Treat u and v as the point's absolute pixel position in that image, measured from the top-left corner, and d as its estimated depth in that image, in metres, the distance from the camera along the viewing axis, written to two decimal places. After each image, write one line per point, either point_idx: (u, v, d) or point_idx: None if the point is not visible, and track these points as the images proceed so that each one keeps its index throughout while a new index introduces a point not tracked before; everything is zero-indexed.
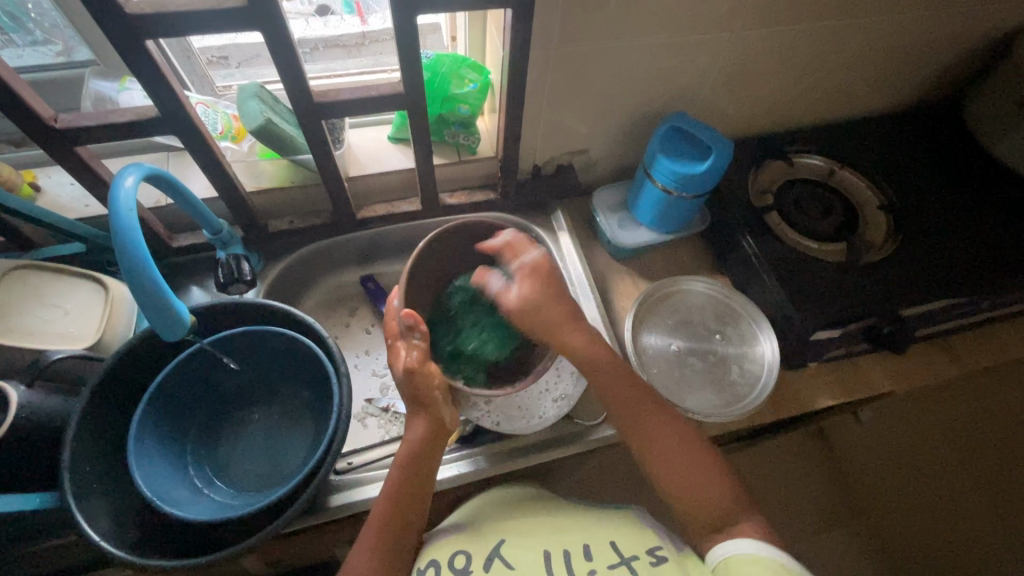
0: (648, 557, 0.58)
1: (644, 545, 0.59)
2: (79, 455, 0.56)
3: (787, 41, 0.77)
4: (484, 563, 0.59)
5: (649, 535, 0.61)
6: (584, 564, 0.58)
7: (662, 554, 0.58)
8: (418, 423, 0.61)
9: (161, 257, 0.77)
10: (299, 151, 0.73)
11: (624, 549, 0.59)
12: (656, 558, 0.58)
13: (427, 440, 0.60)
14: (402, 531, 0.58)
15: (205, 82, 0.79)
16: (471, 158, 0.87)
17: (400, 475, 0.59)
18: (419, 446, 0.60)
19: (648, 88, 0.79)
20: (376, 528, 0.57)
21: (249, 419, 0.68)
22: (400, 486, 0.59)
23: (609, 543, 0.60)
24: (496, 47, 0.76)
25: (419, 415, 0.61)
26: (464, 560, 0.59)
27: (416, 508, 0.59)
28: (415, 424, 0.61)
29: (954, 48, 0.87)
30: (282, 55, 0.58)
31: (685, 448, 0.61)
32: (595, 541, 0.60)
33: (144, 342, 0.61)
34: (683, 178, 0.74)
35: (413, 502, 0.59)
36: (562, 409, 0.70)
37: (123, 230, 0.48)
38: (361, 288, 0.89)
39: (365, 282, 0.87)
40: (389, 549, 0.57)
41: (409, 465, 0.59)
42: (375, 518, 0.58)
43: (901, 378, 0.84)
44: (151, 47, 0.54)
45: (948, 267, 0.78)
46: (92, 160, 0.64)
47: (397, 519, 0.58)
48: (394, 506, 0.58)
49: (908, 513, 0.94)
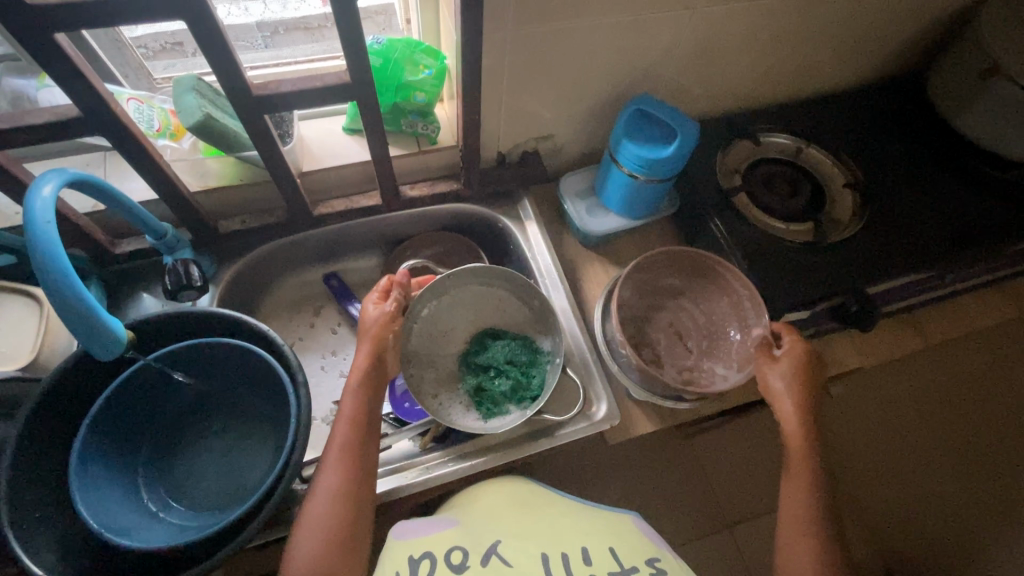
0: (648, 568, 0.53)
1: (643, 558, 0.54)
2: (15, 484, 0.52)
3: (751, 18, 0.75)
4: (479, 558, 0.54)
5: (649, 547, 0.56)
6: (583, 566, 0.53)
7: (661, 566, 0.54)
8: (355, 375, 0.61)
9: (104, 264, 0.73)
10: (243, 146, 0.69)
11: (623, 559, 0.55)
12: (656, 569, 0.53)
13: (370, 371, 0.61)
14: (364, 454, 0.58)
15: (142, 77, 0.74)
16: (431, 147, 0.83)
17: (352, 406, 0.60)
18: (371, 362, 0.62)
19: (610, 70, 0.76)
20: (340, 453, 0.57)
21: (204, 435, 0.65)
22: (355, 413, 0.59)
23: (609, 551, 0.56)
24: (451, 30, 0.72)
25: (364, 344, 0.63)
26: (460, 555, 0.55)
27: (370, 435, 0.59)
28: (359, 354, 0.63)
29: (918, 22, 0.87)
30: (213, 46, 0.53)
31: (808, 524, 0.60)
32: (593, 546, 0.56)
33: (82, 360, 0.58)
34: (648, 163, 0.72)
35: (367, 428, 0.59)
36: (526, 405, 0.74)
37: (39, 243, 0.44)
38: (325, 287, 0.86)
39: (327, 280, 0.85)
40: (357, 469, 0.57)
41: (362, 393, 0.60)
42: (336, 445, 0.58)
43: (869, 355, 0.85)
44: (64, 41, 0.49)
45: (913, 245, 0.78)
46: (11, 164, 0.59)
47: (356, 443, 0.58)
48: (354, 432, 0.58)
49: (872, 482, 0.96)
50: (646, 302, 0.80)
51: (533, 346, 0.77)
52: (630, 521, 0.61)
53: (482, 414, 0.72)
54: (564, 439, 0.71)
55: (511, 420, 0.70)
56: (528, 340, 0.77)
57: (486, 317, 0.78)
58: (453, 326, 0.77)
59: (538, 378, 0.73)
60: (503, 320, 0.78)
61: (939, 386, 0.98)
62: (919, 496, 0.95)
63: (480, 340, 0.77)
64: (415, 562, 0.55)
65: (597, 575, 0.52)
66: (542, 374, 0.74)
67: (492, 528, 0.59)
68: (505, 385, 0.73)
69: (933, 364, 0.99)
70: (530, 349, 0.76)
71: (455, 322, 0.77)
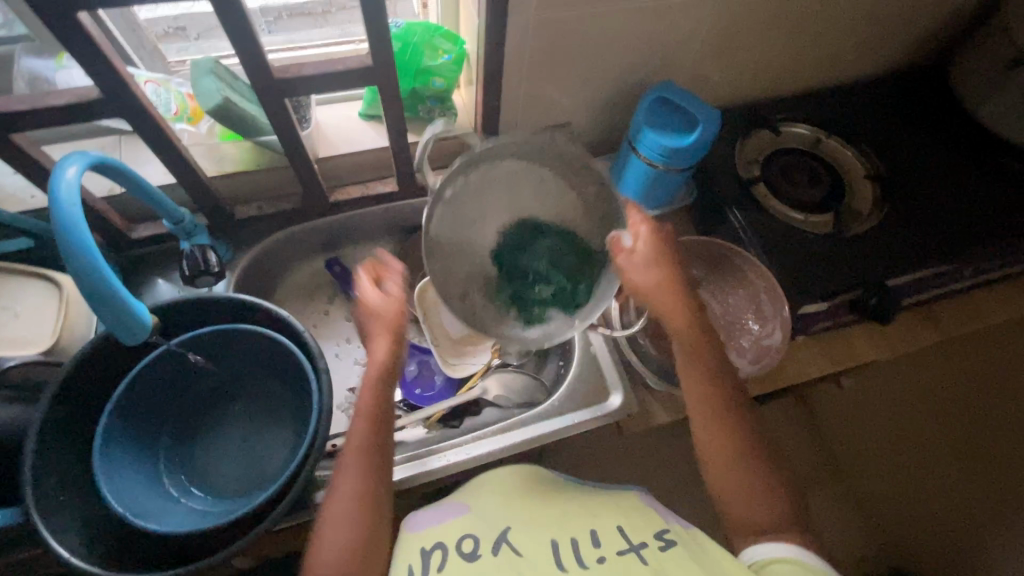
0: (656, 542, 0.52)
1: (651, 532, 0.54)
2: (40, 467, 0.52)
3: (776, 5, 0.73)
4: (490, 546, 0.54)
5: (655, 521, 0.56)
6: (592, 549, 0.52)
7: (670, 538, 0.53)
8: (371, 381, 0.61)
9: (120, 249, 0.72)
10: (262, 132, 0.69)
11: (632, 535, 0.54)
12: (665, 542, 0.52)
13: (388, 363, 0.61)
14: (381, 456, 0.57)
15: (155, 59, 0.72)
16: (448, 134, 0.82)
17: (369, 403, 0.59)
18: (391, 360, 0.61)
19: (632, 57, 0.75)
20: (359, 455, 0.56)
21: (224, 421, 0.65)
22: (374, 411, 0.59)
23: (616, 529, 0.55)
24: (471, 15, 0.71)
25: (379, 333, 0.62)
26: (472, 544, 0.55)
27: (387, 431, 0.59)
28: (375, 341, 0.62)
29: (942, 11, 0.85)
30: (236, 27, 0.52)
31: (727, 431, 0.58)
32: (601, 526, 0.55)
33: (103, 344, 0.57)
34: (669, 151, 0.71)
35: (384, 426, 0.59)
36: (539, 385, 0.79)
37: (64, 225, 0.44)
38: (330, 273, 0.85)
39: (332, 265, 0.83)
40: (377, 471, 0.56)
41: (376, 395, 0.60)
42: (353, 448, 0.56)
43: (886, 348, 0.84)
44: (86, 20, 0.49)
45: (934, 237, 0.77)
46: (30, 147, 0.58)
47: (373, 444, 0.57)
48: (372, 433, 0.58)
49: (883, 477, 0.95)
50: None
51: (579, 246, 0.61)
52: (638, 498, 0.60)
53: (519, 320, 0.62)
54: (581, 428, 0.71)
55: (551, 331, 0.62)
56: (574, 237, 0.61)
57: (526, 204, 0.61)
58: (484, 214, 0.60)
59: (585, 285, 0.61)
60: (542, 205, 0.61)
61: (958, 383, 0.96)
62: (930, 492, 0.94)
63: (517, 234, 0.61)
64: (428, 552, 0.55)
65: (607, 557, 0.51)
66: (590, 281, 0.61)
67: (504, 514, 0.58)
68: (546, 291, 0.62)
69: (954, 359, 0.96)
70: (575, 246, 0.61)
71: (487, 210, 0.60)
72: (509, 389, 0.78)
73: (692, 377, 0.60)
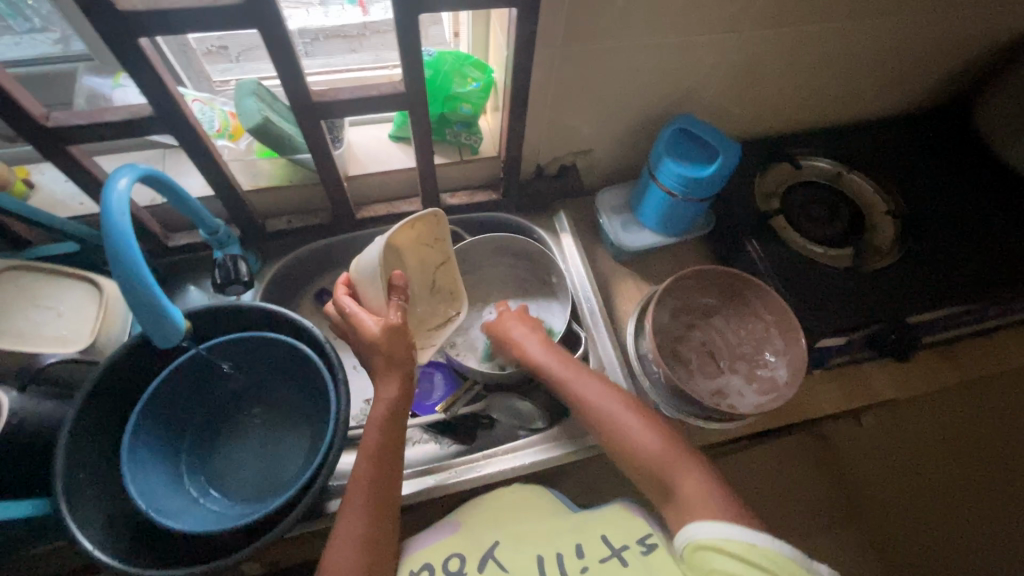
0: (638, 547, 0.58)
1: (633, 535, 0.59)
2: (72, 461, 0.55)
3: (798, 43, 0.75)
4: (478, 563, 0.59)
5: (638, 524, 0.60)
6: (576, 561, 0.58)
7: (652, 542, 0.58)
8: (392, 385, 0.58)
9: (157, 256, 0.76)
10: (297, 151, 0.72)
11: (613, 541, 0.59)
12: (646, 547, 0.58)
13: (398, 403, 0.59)
14: (384, 495, 0.57)
15: (202, 78, 0.77)
16: (473, 157, 0.85)
17: (371, 440, 0.58)
18: (392, 409, 0.59)
19: (654, 90, 0.78)
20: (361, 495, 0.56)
21: (244, 426, 0.68)
22: (376, 449, 0.58)
23: (601, 538, 0.60)
24: (499, 46, 0.75)
25: (392, 379, 0.58)
26: (458, 562, 0.60)
27: (393, 470, 0.58)
28: (386, 386, 0.59)
29: (967, 52, 0.86)
30: (282, 54, 0.56)
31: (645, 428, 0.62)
32: (586, 539, 0.60)
33: (137, 345, 0.60)
34: (688, 182, 0.73)
35: (392, 462, 0.58)
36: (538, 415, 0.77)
37: (115, 232, 0.47)
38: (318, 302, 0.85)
39: (320, 295, 0.84)
40: (378, 510, 0.56)
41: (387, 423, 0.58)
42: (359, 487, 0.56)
43: (906, 386, 0.83)
44: (145, 44, 0.53)
45: (957, 276, 0.76)
46: (85, 158, 0.63)
47: (378, 480, 0.57)
48: (377, 469, 0.57)
49: (906, 515, 0.91)
50: (681, 319, 0.80)
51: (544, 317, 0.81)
52: (626, 507, 0.63)
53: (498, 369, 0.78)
54: (579, 454, 0.71)
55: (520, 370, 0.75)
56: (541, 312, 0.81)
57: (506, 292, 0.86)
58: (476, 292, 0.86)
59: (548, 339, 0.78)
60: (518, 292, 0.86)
61: (974, 426, 0.94)
62: (944, 534, 0.89)
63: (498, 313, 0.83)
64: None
65: (590, 567, 0.58)
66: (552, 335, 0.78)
67: (490, 526, 0.63)
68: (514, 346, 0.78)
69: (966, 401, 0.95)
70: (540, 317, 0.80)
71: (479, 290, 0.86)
72: (515, 413, 0.78)
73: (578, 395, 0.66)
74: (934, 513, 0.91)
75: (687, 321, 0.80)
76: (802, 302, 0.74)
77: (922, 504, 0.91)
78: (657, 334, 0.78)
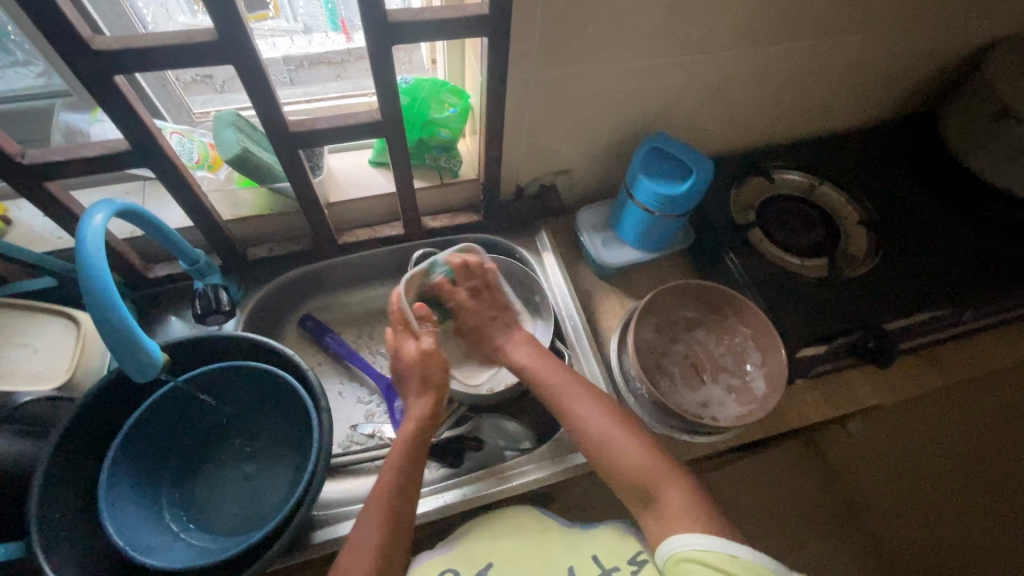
0: (630, 566, 0.62)
1: (625, 555, 0.63)
2: (46, 501, 0.53)
3: (763, 62, 0.78)
4: None
5: (629, 542, 0.64)
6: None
7: (642, 560, 0.62)
8: (421, 404, 0.64)
9: (136, 288, 0.76)
10: (277, 179, 0.73)
11: (606, 562, 0.63)
12: (638, 565, 0.62)
13: (425, 421, 0.63)
14: (403, 509, 0.58)
15: (182, 110, 0.78)
16: (453, 180, 0.86)
17: (399, 451, 0.61)
18: (421, 426, 0.63)
19: (627, 111, 0.80)
20: (384, 498, 0.57)
21: (226, 457, 0.67)
22: (403, 459, 0.60)
23: (592, 558, 0.63)
24: (475, 72, 0.77)
25: (422, 398, 0.64)
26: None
27: (412, 485, 0.59)
28: (415, 406, 0.64)
29: (927, 66, 0.89)
30: (257, 86, 0.57)
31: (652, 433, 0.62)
32: (578, 560, 0.64)
33: (115, 379, 0.60)
34: (664, 198, 0.74)
35: (414, 473, 0.60)
36: (527, 433, 0.78)
37: (89, 268, 0.47)
38: (301, 329, 0.85)
39: (304, 322, 0.83)
40: (397, 517, 0.57)
41: (413, 436, 0.62)
42: (381, 493, 0.58)
43: (888, 392, 0.84)
44: (120, 81, 0.53)
45: (929, 282, 0.78)
46: (61, 193, 0.63)
47: (400, 489, 0.58)
48: (401, 479, 0.59)
49: (897, 520, 0.91)
50: (664, 334, 0.81)
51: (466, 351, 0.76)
52: (613, 526, 0.66)
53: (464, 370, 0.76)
54: (564, 472, 0.71)
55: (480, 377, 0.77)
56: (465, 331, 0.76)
57: None
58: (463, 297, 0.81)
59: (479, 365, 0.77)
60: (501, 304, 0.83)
61: (964, 429, 0.95)
62: (935, 538, 0.89)
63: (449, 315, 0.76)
64: None
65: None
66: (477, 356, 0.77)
67: (489, 547, 0.64)
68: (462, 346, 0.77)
69: (957, 404, 0.95)
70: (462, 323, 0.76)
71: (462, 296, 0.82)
72: (502, 431, 0.78)
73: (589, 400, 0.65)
74: (925, 517, 0.91)
75: (670, 336, 0.80)
76: (781, 313, 0.75)
77: (914, 511, 0.91)
78: (641, 349, 0.79)
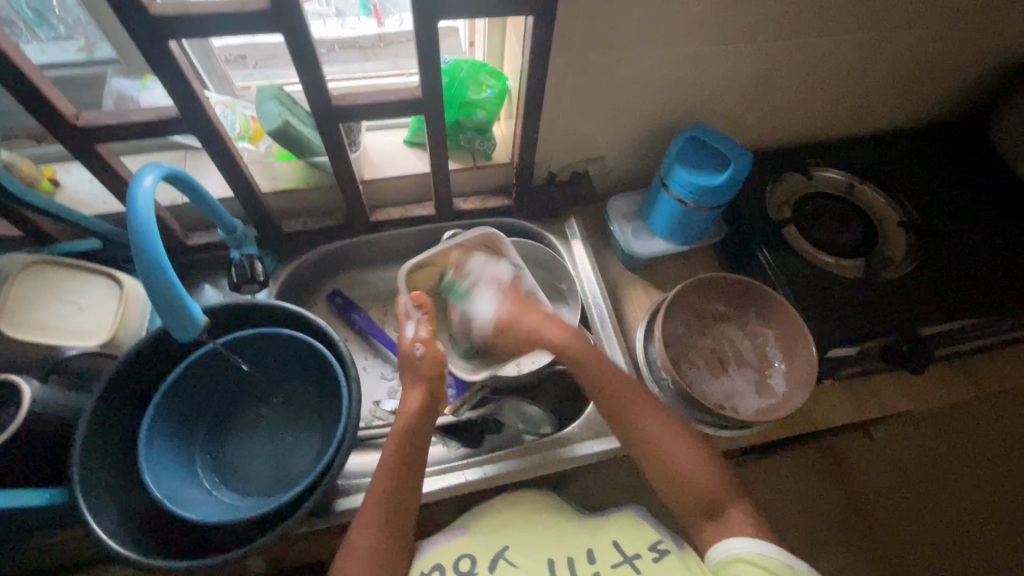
0: (651, 554, 0.60)
1: (645, 543, 0.61)
2: (89, 452, 0.56)
3: (810, 54, 0.76)
4: (488, 564, 0.61)
5: (650, 531, 0.62)
6: (587, 565, 0.60)
7: (664, 549, 0.60)
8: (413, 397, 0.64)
9: (175, 253, 0.78)
10: (316, 153, 0.73)
11: (626, 547, 0.62)
12: (658, 553, 0.60)
13: (419, 417, 0.62)
14: (399, 513, 0.58)
15: (224, 82, 0.79)
16: (487, 163, 0.86)
17: (392, 451, 0.60)
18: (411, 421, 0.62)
19: (667, 99, 0.79)
20: (376, 504, 0.58)
21: (255, 420, 0.69)
22: (397, 464, 0.59)
23: (613, 544, 0.62)
24: (515, 53, 0.77)
25: (415, 389, 0.65)
26: (468, 562, 0.61)
27: (407, 493, 0.59)
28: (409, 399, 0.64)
29: (981, 65, 0.86)
30: (304, 58, 0.58)
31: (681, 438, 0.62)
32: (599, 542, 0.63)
33: (155, 341, 0.62)
34: (699, 188, 0.73)
35: (407, 479, 0.59)
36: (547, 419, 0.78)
37: (140, 226, 0.48)
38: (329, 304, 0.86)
39: (332, 297, 0.85)
40: (392, 525, 0.57)
41: (407, 439, 0.61)
42: (371, 503, 0.58)
43: (921, 399, 0.81)
44: (175, 48, 0.54)
45: (971, 289, 0.76)
46: (112, 157, 0.65)
47: (392, 502, 0.58)
48: (396, 488, 0.58)
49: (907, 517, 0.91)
50: (691, 327, 0.80)
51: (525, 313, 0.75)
52: (633, 514, 0.65)
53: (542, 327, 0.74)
54: (581, 459, 0.71)
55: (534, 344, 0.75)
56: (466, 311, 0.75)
57: None
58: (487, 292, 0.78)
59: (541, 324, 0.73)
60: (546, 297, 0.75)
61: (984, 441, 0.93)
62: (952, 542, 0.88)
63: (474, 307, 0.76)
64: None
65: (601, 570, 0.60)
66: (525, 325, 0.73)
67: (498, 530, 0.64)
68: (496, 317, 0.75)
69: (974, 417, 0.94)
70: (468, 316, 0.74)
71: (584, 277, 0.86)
72: (523, 416, 0.78)
73: (618, 378, 0.66)
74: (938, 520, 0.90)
75: (697, 330, 0.80)
76: (813, 309, 0.74)
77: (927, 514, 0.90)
78: (667, 341, 0.78)
